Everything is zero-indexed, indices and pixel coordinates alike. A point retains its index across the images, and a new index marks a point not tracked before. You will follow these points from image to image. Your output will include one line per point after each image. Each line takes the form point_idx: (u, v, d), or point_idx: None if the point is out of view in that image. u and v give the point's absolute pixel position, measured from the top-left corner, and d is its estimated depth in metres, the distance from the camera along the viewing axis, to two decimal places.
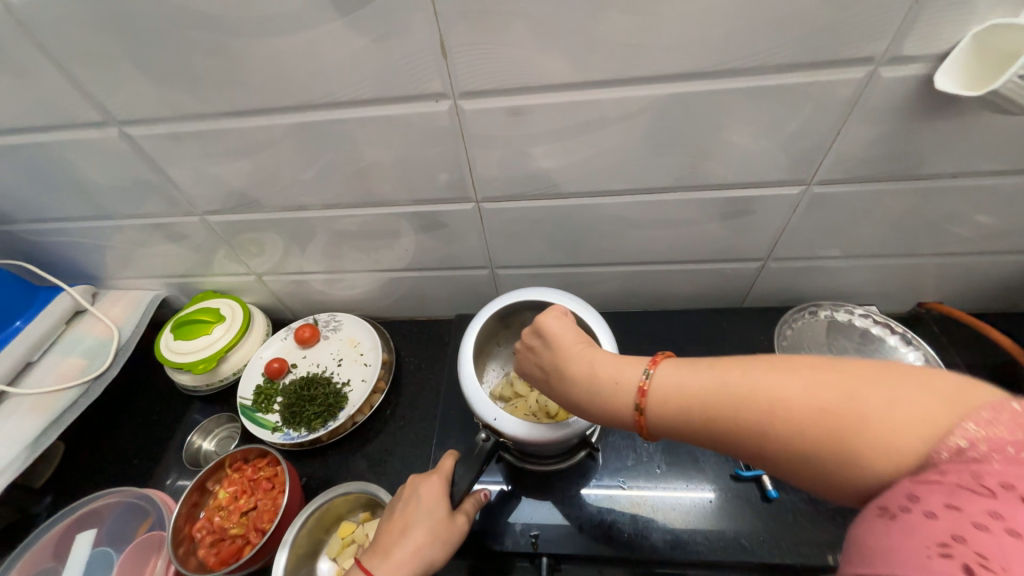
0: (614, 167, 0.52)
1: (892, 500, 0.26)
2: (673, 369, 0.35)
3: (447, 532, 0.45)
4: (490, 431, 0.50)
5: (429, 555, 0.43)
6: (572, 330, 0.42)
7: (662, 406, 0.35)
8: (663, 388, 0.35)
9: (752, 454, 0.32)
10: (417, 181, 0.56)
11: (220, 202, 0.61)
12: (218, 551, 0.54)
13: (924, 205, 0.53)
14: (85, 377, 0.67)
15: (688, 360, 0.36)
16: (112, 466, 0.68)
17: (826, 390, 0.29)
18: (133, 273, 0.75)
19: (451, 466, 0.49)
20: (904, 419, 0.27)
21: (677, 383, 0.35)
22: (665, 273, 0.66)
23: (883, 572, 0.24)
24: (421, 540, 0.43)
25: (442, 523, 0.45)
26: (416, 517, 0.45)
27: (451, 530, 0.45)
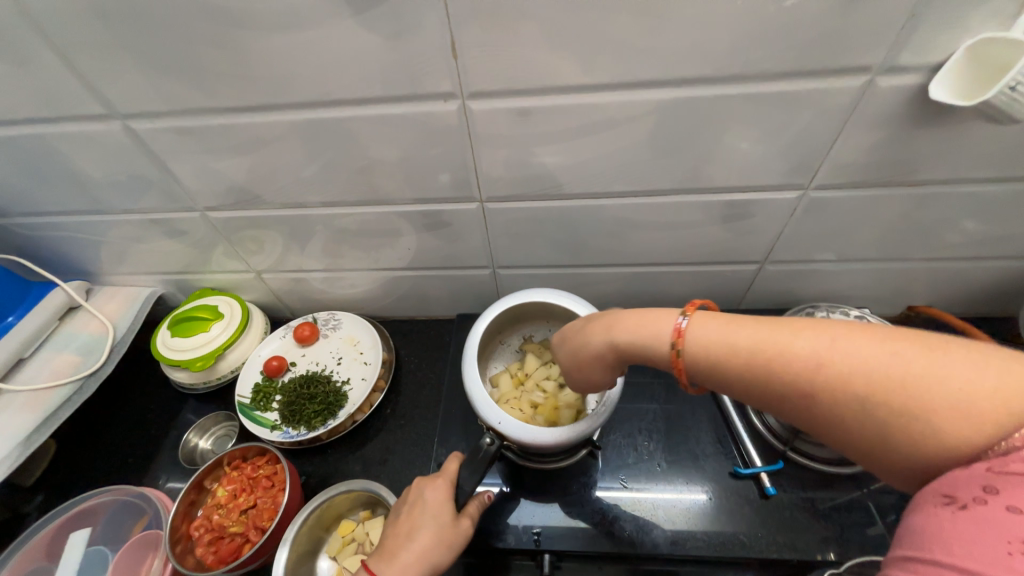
0: (618, 168, 0.52)
1: (961, 489, 0.27)
2: (720, 326, 0.37)
3: (452, 535, 0.45)
4: (495, 434, 0.50)
5: (435, 557, 0.44)
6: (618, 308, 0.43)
7: (706, 359, 0.37)
8: (708, 344, 0.37)
9: (794, 409, 0.34)
10: (422, 179, 0.56)
11: (223, 198, 0.61)
12: (217, 550, 0.53)
13: (917, 211, 0.55)
14: (80, 373, 0.66)
15: (738, 318, 0.37)
16: (106, 465, 0.67)
17: (887, 364, 0.30)
18: (129, 269, 0.74)
19: (456, 469, 0.49)
20: (968, 403, 0.28)
21: (723, 340, 0.36)
22: (664, 275, 0.67)
23: (950, 558, 0.26)
24: (427, 543, 0.44)
25: (446, 526, 0.45)
26: (422, 520, 0.45)
27: (456, 533, 0.45)
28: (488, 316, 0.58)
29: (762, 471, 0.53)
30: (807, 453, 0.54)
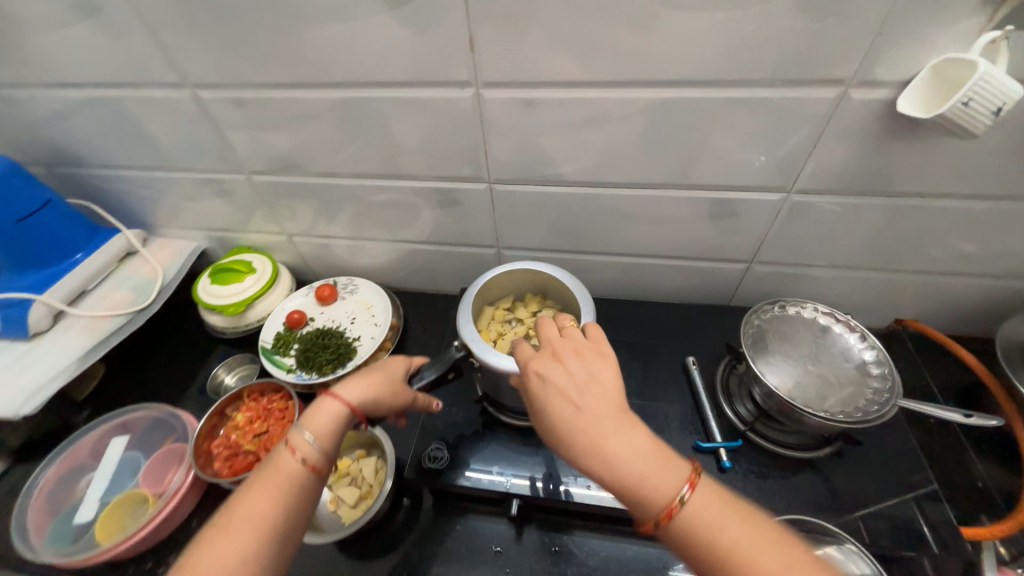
0: (613, 160, 0.58)
1: None
2: (708, 499, 0.35)
3: (397, 387, 0.52)
4: (464, 348, 0.54)
5: (382, 390, 0.50)
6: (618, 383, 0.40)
7: (681, 525, 0.35)
8: (692, 513, 0.35)
9: None
10: (439, 160, 0.63)
11: (266, 163, 0.69)
12: (232, 465, 0.61)
13: (896, 222, 0.58)
14: (130, 308, 0.75)
15: (726, 498, 0.36)
16: (143, 390, 0.76)
17: None
18: (180, 223, 0.84)
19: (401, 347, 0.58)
20: None
21: (701, 517, 0.34)
22: (656, 268, 0.72)
23: None
24: (376, 379, 0.51)
25: (391, 370, 0.53)
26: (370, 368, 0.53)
27: (400, 389, 0.52)
28: (501, 271, 0.60)
29: (720, 447, 0.55)
30: (768, 437, 0.56)
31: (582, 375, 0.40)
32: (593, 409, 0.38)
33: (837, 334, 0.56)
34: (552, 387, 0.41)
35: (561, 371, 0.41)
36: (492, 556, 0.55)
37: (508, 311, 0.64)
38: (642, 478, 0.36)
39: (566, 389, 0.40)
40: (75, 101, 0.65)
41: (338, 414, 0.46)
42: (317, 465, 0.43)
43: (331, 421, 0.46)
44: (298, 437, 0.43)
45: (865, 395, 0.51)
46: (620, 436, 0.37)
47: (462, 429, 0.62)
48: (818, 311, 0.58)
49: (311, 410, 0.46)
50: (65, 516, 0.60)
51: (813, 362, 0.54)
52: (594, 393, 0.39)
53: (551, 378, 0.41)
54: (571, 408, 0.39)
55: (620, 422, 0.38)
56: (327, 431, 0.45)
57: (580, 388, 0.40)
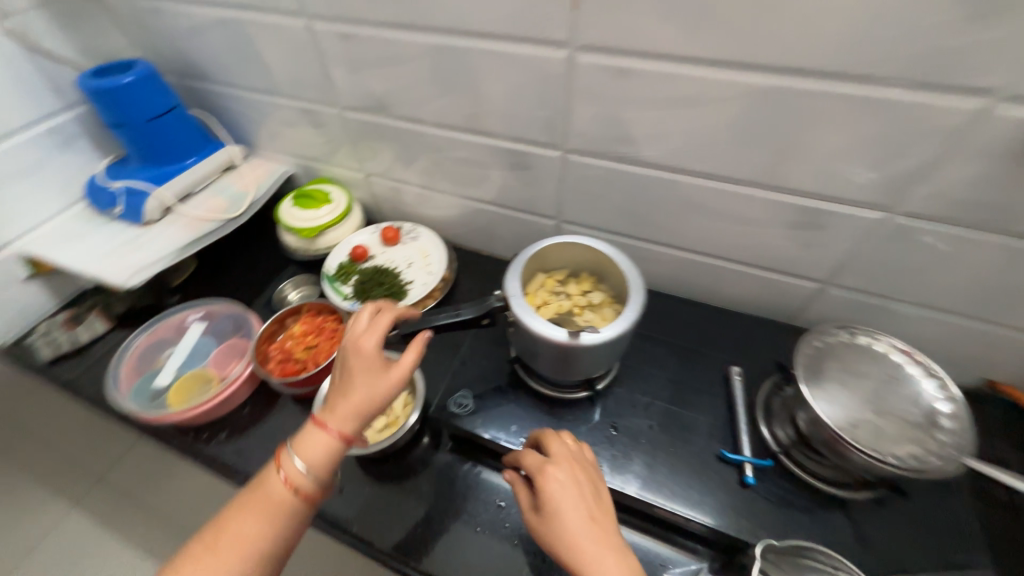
0: (699, 147, 0.55)
1: None
2: None
3: (380, 385, 0.49)
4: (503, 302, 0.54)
5: (366, 398, 0.48)
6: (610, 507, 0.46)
7: None
8: None
9: None
10: (519, 121, 0.63)
11: (359, 101, 0.73)
12: (283, 367, 0.68)
13: (1015, 269, 0.51)
14: (225, 215, 0.84)
15: None
16: (222, 289, 0.85)
17: None
18: (275, 147, 0.91)
19: (384, 318, 0.53)
20: None
21: None
22: (719, 270, 0.68)
23: None
24: (359, 389, 0.48)
25: (370, 368, 0.49)
26: (350, 367, 0.49)
27: (384, 384, 0.49)
28: (559, 241, 0.60)
29: (747, 461, 0.52)
30: (804, 466, 0.52)
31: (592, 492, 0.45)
32: (598, 526, 0.42)
33: (909, 375, 0.51)
34: (568, 496, 0.44)
35: (574, 484, 0.45)
36: (495, 509, 0.58)
37: (559, 283, 0.64)
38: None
39: (580, 500, 0.44)
40: (210, 19, 0.72)
41: (328, 447, 0.47)
42: (308, 489, 0.46)
43: (322, 454, 0.47)
44: (289, 467, 0.45)
45: (922, 445, 0.47)
46: (618, 558, 0.41)
47: (490, 383, 0.64)
48: (892, 346, 0.53)
49: (302, 440, 0.47)
50: (148, 379, 0.70)
51: (873, 400, 0.50)
52: (599, 512, 0.44)
53: (569, 485, 0.45)
54: (582, 521, 0.42)
55: (619, 546, 0.42)
56: (316, 462, 0.46)
57: (588, 503, 0.44)
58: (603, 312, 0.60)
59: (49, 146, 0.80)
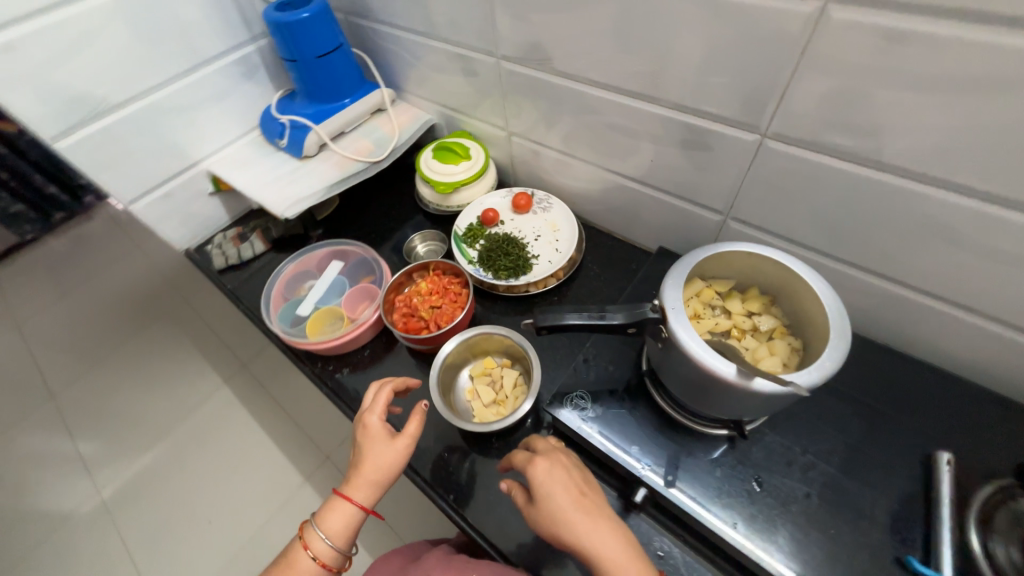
0: (985, 153, 0.39)
1: None
2: None
3: (381, 438, 0.53)
4: (657, 313, 0.45)
5: (375, 466, 0.52)
6: (593, 486, 0.47)
7: None
8: None
9: None
10: (713, 89, 0.51)
11: (518, 50, 0.66)
12: (407, 322, 0.69)
13: None
14: (369, 159, 0.86)
15: None
16: (358, 230, 0.90)
17: None
18: (423, 94, 0.89)
19: (383, 396, 0.56)
20: None
21: None
22: (944, 317, 0.51)
23: None
24: (367, 460, 0.52)
25: (377, 436, 0.53)
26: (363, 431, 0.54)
27: (381, 434, 0.54)
28: (732, 249, 0.49)
29: None
30: None
31: (576, 476, 0.46)
32: (586, 504, 0.44)
33: None
34: (557, 481, 0.45)
35: (561, 469, 0.46)
36: None
37: (718, 296, 0.53)
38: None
39: (567, 484, 0.45)
40: None
41: (347, 517, 0.52)
42: (330, 556, 0.51)
43: (341, 523, 0.52)
44: (309, 537, 0.51)
45: None
46: (610, 536, 0.41)
47: (609, 387, 0.58)
48: None
49: (325, 510, 0.53)
50: (293, 304, 0.76)
51: None
52: (589, 491, 0.45)
53: (555, 471, 0.46)
54: (571, 499, 0.44)
55: (611, 522, 0.43)
56: (340, 522, 0.51)
57: (577, 484, 0.45)
58: (772, 344, 0.49)
59: (237, 74, 0.87)
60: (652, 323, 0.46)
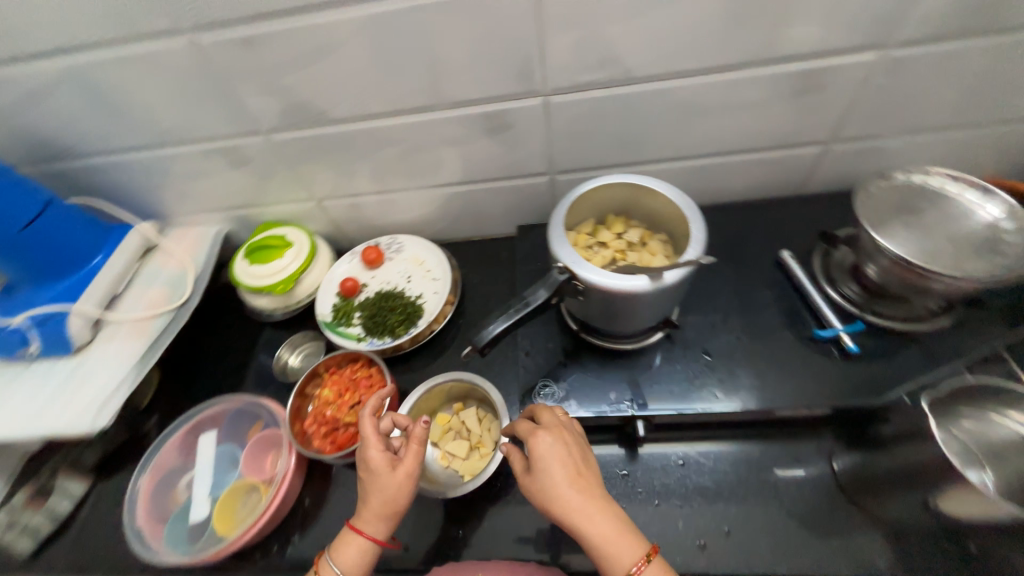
0: (691, 42, 0.51)
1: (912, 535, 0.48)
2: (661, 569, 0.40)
3: (388, 464, 0.46)
4: (566, 274, 0.47)
5: (384, 498, 0.45)
6: (592, 460, 0.46)
7: None
8: None
9: None
10: (486, 76, 0.55)
11: (284, 116, 0.61)
12: (335, 439, 0.59)
13: (998, 66, 0.53)
14: (171, 305, 0.70)
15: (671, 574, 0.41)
16: (206, 387, 0.73)
17: None
18: (194, 208, 0.76)
19: (371, 425, 0.48)
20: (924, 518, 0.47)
21: None
22: (726, 166, 0.66)
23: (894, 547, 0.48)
24: (373, 494, 0.46)
25: (380, 469, 0.46)
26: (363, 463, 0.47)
27: (385, 460, 0.46)
28: (580, 192, 0.55)
29: (842, 333, 0.53)
30: (884, 316, 0.54)
31: (574, 448, 0.45)
32: (579, 479, 0.43)
33: (951, 193, 0.51)
34: (556, 457, 0.44)
35: (562, 445, 0.45)
36: (622, 479, 0.55)
37: (589, 236, 0.58)
38: (611, 548, 0.40)
39: (562, 460, 0.44)
40: (53, 76, 0.55)
41: (362, 553, 0.45)
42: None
43: (357, 560, 0.45)
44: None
45: (998, 249, 0.47)
46: (598, 510, 0.42)
47: (557, 360, 0.59)
48: (934, 171, 0.52)
49: (337, 544, 0.46)
50: (178, 518, 0.58)
51: (940, 232, 0.50)
52: (586, 469, 0.44)
53: (550, 445, 0.44)
54: (567, 478, 0.43)
55: (603, 500, 0.43)
56: (356, 560, 0.45)
57: (575, 462, 0.44)
58: (650, 248, 0.57)
59: None
60: (566, 284, 0.48)
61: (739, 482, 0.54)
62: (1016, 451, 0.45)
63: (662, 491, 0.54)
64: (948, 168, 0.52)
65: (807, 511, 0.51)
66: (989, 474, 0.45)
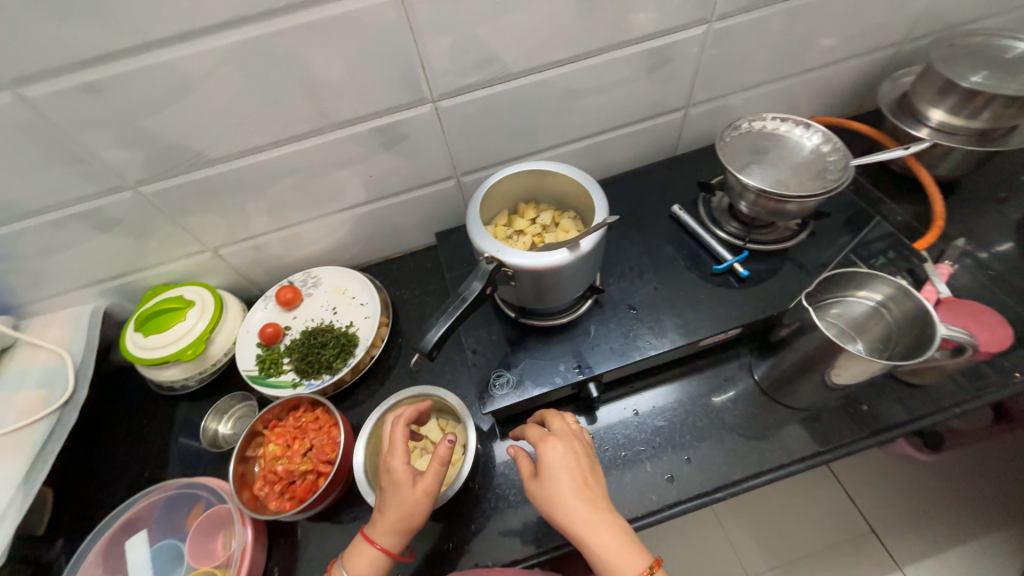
0: (554, 35, 0.56)
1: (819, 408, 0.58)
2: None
3: (409, 476, 0.47)
4: (494, 262, 0.49)
5: (401, 509, 0.46)
6: (600, 472, 0.47)
7: None
8: None
9: None
10: (371, 91, 0.55)
11: (153, 165, 0.55)
12: (294, 493, 0.54)
13: (792, 26, 0.66)
14: (52, 405, 0.60)
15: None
16: (122, 486, 0.63)
17: None
18: (58, 289, 0.65)
19: (401, 437, 0.49)
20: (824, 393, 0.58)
21: None
22: (610, 141, 0.74)
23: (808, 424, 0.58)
24: (391, 507, 0.46)
25: (401, 482, 0.46)
26: (386, 473, 0.48)
27: (408, 470, 0.47)
28: (488, 186, 0.57)
29: (734, 263, 0.62)
30: (761, 242, 0.64)
31: (581, 458, 0.47)
32: (586, 492, 0.44)
33: (785, 132, 0.63)
34: (565, 467, 0.45)
35: (573, 455, 0.46)
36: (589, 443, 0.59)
37: (506, 227, 0.62)
38: (614, 559, 0.42)
39: (569, 471, 0.45)
40: None
41: (372, 564, 0.46)
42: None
43: (366, 571, 0.46)
44: None
45: (827, 168, 0.58)
46: (603, 524, 0.43)
47: (504, 350, 0.61)
48: (768, 116, 0.62)
49: (349, 554, 0.47)
50: None
51: (786, 161, 0.60)
52: (593, 480, 0.45)
53: (559, 455, 0.46)
54: (575, 487, 0.44)
55: (610, 513, 0.44)
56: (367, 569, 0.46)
57: (583, 472, 0.45)
58: (562, 226, 0.61)
59: None
60: (496, 272, 0.49)
61: (685, 413, 0.60)
62: (872, 319, 0.56)
63: (626, 443, 0.58)
64: (777, 113, 0.63)
65: (745, 420, 0.59)
66: (861, 343, 0.56)
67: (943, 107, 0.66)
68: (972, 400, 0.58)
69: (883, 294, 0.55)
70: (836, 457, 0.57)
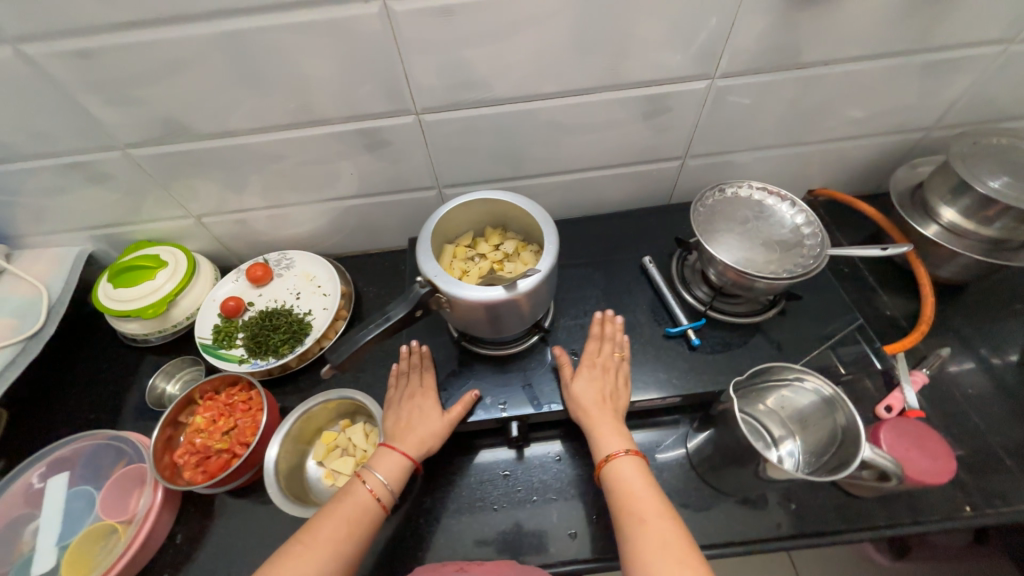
0: (545, 68, 0.55)
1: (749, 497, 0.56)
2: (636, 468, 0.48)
3: (428, 392, 0.57)
4: (428, 288, 0.49)
5: (431, 426, 0.53)
6: (622, 399, 0.54)
7: (614, 483, 0.47)
8: (622, 474, 0.48)
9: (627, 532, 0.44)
10: (355, 95, 0.56)
11: (144, 131, 0.58)
12: (207, 468, 0.56)
13: (805, 95, 0.63)
14: (19, 335, 0.64)
15: (651, 480, 0.48)
16: (69, 422, 0.67)
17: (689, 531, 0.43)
18: (51, 228, 0.70)
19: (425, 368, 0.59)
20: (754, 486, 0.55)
21: (629, 480, 0.47)
22: (598, 178, 0.73)
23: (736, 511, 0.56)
24: (420, 423, 0.54)
25: (427, 400, 0.56)
26: (420, 398, 0.56)
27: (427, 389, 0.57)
28: (451, 207, 0.57)
29: (688, 328, 0.60)
30: (725, 311, 0.62)
31: (606, 378, 0.55)
32: (601, 395, 0.54)
33: (771, 204, 0.60)
34: (587, 374, 0.55)
35: (600, 373, 0.55)
36: (503, 479, 0.59)
37: (469, 247, 0.62)
38: (601, 436, 0.51)
39: (589, 376, 0.55)
40: None
41: (395, 458, 0.51)
42: (388, 500, 0.49)
43: (393, 467, 0.51)
44: (371, 476, 0.50)
45: (802, 250, 0.55)
46: (602, 414, 0.52)
47: (444, 370, 0.61)
48: (755, 184, 0.60)
49: (378, 456, 0.52)
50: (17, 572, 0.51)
51: (763, 235, 0.57)
52: (613, 396, 0.54)
53: (586, 367, 0.56)
54: (594, 388, 0.54)
55: (615, 421, 0.52)
56: (395, 472, 0.50)
57: (607, 389, 0.54)
58: (523, 257, 0.60)
59: None
60: (430, 296, 0.50)
61: None
62: (813, 417, 0.54)
63: (540, 487, 0.59)
64: (765, 183, 0.60)
65: (666, 491, 0.57)
66: (797, 440, 0.55)
67: (954, 207, 0.61)
68: (910, 524, 0.54)
69: (822, 392, 0.52)
70: (749, 551, 0.54)
